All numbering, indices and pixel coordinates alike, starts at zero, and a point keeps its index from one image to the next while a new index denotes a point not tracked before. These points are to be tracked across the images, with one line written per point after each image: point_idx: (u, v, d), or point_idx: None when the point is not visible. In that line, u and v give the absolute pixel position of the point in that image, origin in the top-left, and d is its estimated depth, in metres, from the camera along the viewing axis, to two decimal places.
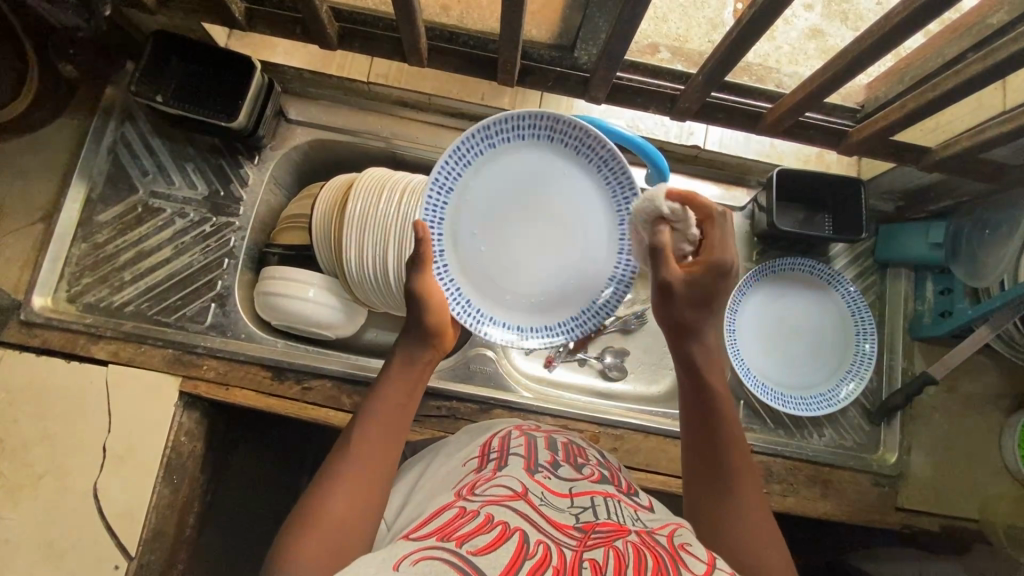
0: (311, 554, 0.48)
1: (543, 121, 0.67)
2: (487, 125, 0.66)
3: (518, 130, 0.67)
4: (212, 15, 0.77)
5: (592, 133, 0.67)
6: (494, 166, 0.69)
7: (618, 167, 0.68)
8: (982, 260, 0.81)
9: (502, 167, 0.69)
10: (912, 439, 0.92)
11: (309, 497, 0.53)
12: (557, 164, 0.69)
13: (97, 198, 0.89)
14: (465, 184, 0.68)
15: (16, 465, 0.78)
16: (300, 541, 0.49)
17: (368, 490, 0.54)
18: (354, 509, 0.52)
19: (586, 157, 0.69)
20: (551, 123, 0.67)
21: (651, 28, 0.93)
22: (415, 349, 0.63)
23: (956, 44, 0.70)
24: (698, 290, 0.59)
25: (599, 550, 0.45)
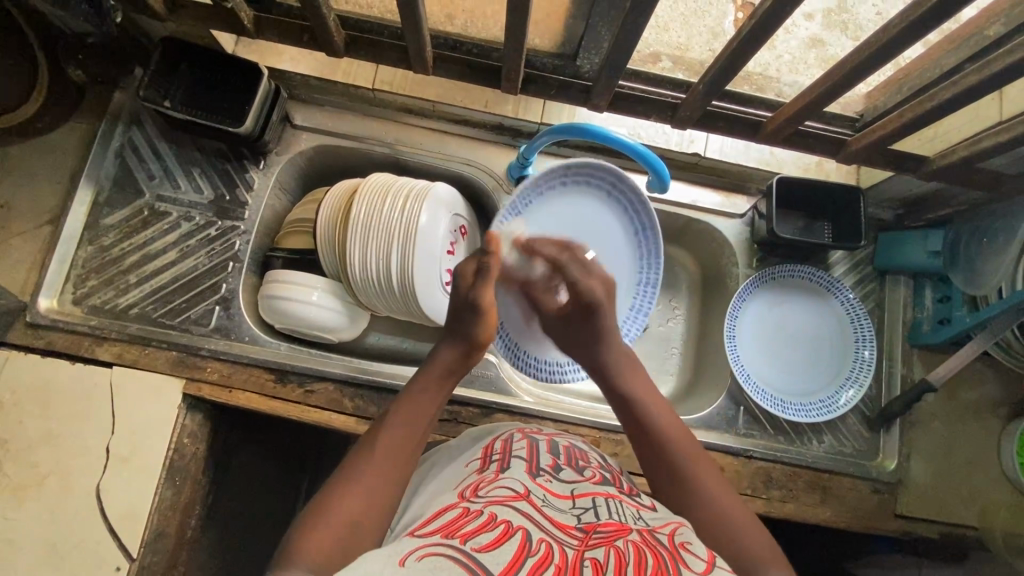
0: (329, 543, 0.49)
1: (593, 174, 0.86)
2: (566, 168, 0.84)
3: (574, 176, 0.85)
4: (221, 23, 0.78)
5: (627, 186, 0.86)
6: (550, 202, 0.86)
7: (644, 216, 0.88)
8: (980, 268, 0.82)
9: (556, 208, 0.87)
10: (911, 446, 0.92)
11: (330, 486, 0.54)
12: (595, 207, 0.89)
13: (104, 201, 0.90)
14: (530, 214, 0.85)
15: (20, 465, 0.79)
16: (320, 527, 0.50)
17: (389, 487, 0.55)
18: (374, 502, 0.53)
19: (618, 204, 0.89)
20: (598, 178, 0.86)
21: (653, 37, 0.95)
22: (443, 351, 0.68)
23: (953, 56, 0.72)
24: (573, 317, 0.76)
25: (600, 549, 0.46)
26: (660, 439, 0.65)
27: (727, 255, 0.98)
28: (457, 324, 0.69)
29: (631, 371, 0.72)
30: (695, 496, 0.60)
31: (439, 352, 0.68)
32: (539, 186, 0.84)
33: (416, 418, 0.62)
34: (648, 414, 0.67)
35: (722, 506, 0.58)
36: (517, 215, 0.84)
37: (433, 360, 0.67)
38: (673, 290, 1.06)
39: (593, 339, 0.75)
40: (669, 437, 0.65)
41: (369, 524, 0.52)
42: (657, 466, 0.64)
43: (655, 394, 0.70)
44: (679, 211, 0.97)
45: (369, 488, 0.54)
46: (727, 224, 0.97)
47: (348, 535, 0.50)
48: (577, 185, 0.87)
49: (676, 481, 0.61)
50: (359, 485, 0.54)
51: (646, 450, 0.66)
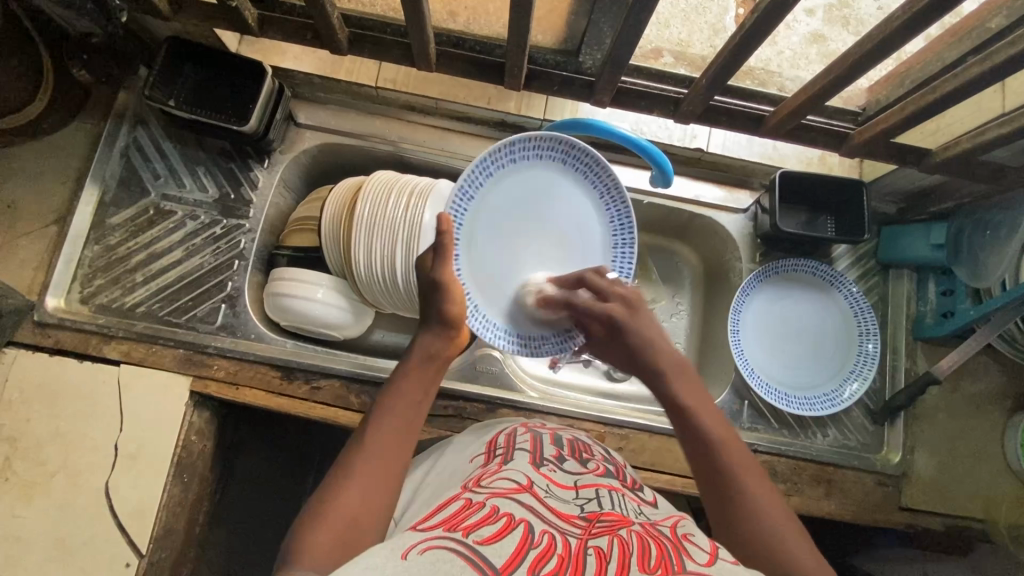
0: (328, 542, 0.49)
1: (558, 146, 0.76)
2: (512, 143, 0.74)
3: (528, 150, 0.76)
4: (225, 22, 0.78)
5: (587, 152, 0.76)
6: (501, 184, 0.76)
7: (603, 171, 0.77)
8: (983, 261, 0.82)
9: (518, 181, 0.77)
10: (915, 439, 0.92)
11: (326, 483, 0.55)
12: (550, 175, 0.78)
13: (110, 200, 0.90)
14: (484, 197, 0.76)
15: (29, 463, 0.79)
16: (317, 528, 0.50)
17: (384, 481, 0.56)
18: (369, 498, 0.53)
19: (569, 164, 0.78)
20: (562, 146, 0.76)
21: (654, 33, 0.95)
22: (438, 338, 0.67)
23: (956, 48, 0.72)
24: (614, 340, 0.70)
25: (604, 539, 0.46)
26: (718, 453, 0.58)
27: (729, 250, 0.98)
28: (427, 305, 0.69)
29: (686, 380, 0.65)
30: (758, 518, 0.53)
31: (423, 342, 0.68)
32: (485, 167, 0.75)
33: (401, 412, 0.61)
34: (697, 422, 0.61)
35: (788, 537, 0.51)
36: (469, 204, 0.75)
37: (417, 350, 0.67)
38: (676, 285, 1.06)
39: (634, 354, 0.68)
40: (722, 454, 0.58)
41: (367, 520, 0.52)
42: (715, 490, 0.56)
43: (715, 412, 0.62)
44: (682, 207, 0.97)
45: (362, 485, 0.54)
46: (730, 218, 0.97)
47: (347, 530, 0.51)
48: (533, 158, 0.76)
49: (738, 507, 0.54)
50: (353, 483, 0.54)
51: (702, 466, 0.58)
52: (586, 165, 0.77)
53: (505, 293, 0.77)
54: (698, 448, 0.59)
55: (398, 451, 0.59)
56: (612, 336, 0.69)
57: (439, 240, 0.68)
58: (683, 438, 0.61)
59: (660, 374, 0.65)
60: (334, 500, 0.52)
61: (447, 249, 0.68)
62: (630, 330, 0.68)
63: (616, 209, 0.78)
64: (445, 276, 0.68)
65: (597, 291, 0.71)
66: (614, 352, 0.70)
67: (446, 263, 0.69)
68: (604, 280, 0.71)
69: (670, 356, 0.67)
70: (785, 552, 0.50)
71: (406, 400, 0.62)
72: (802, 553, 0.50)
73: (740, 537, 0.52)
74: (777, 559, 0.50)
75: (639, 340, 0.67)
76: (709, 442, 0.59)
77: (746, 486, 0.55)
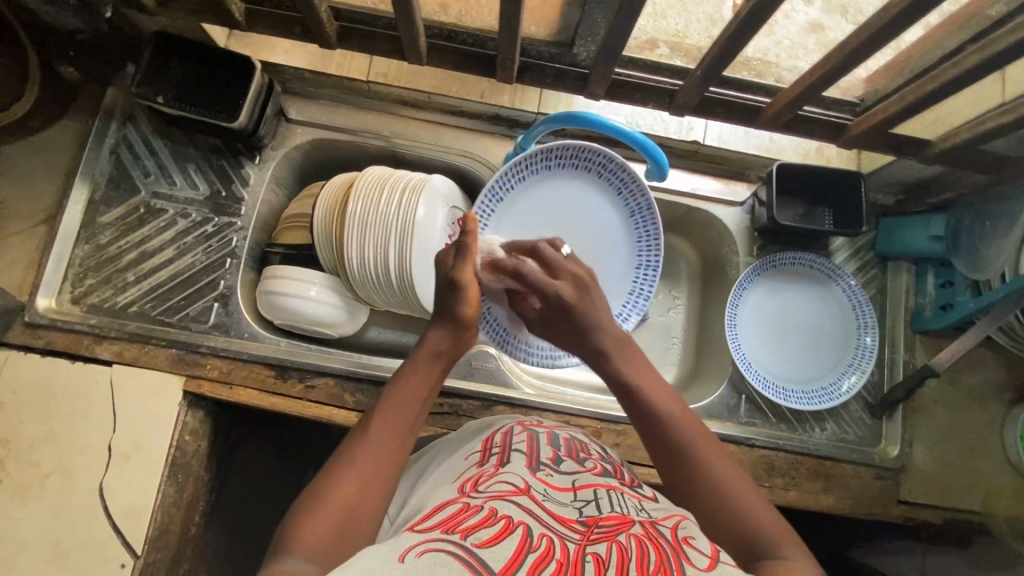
0: (323, 533, 0.49)
1: (589, 155, 0.85)
2: (549, 151, 0.84)
3: (559, 159, 0.85)
4: (212, 16, 0.77)
5: (611, 159, 0.85)
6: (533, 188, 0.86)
7: (628, 181, 0.85)
8: (984, 253, 0.81)
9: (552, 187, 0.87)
10: (914, 432, 0.92)
11: (324, 473, 0.54)
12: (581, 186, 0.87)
13: (100, 199, 0.89)
14: (511, 201, 0.86)
15: (22, 465, 0.79)
16: (312, 519, 0.50)
17: (380, 478, 0.54)
18: (367, 492, 0.53)
19: (600, 177, 0.86)
20: (587, 157, 0.85)
21: (650, 24, 0.93)
22: (444, 334, 0.66)
23: (955, 36, 0.70)
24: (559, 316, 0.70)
25: (603, 545, 0.45)
26: (668, 426, 0.60)
27: (726, 244, 0.98)
28: (440, 303, 0.67)
29: (632, 355, 0.67)
30: (712, 486, 0.55)
31: (430, 337, 0.66)
32: (518, 172, 0.85)
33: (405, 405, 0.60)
34: (648, 401, 0.62)
35: (745, 500, 0.54)
36: (499, 204, 0.86)
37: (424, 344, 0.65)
38: (674, 280, 1.05)
39: (579, 330, 0.68)
40: (677, 428, 0.60)
41: (363, 516, 0.52)
42: (668, 460, 0.59)
43: (663, 385, 0.64)
44: (678, 200, 0.96)
45: (362, 479, 0.53)
46: (727, 211, 0.96)
47: (344, 522, 0.50)
48: (565, 167, 0.86)
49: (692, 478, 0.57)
50: (351, 475, 0.53)
51: (653, 440, 0.61)
52: (620, 180, 0.86)
53: None
54: (645, 422, 0.61)
55: (400, 444, 0.58)
56: (555, 312, 0.69)
57: (464, 241, 0.67)
58: (632, 412, 0.63)
59: (604, 353, 0.67)
60: (332, 491, 0.52)
61: (471, 249, 0.67)
62: (579, 310, 0.68)
63: (638, 216, 0.87)
64: (465, 276, 0.66)
65: (540, 267, 0.71)
66: (555, 311, 0.70)
67: (468, 262, 0.67)
68: (554, 254, 0.72)
69: (610, 335, 0.68)
70: (743, 514, 0.53)
71: (404, 400, 0.60)
72: (760, 514, 0.53)
73: (698, 505, 0.55)
74: (732, 522, 0.53)
75: (587, 322, 0.68)
76: (658, 417, 0.61)
77: (699, 456, 0.57)
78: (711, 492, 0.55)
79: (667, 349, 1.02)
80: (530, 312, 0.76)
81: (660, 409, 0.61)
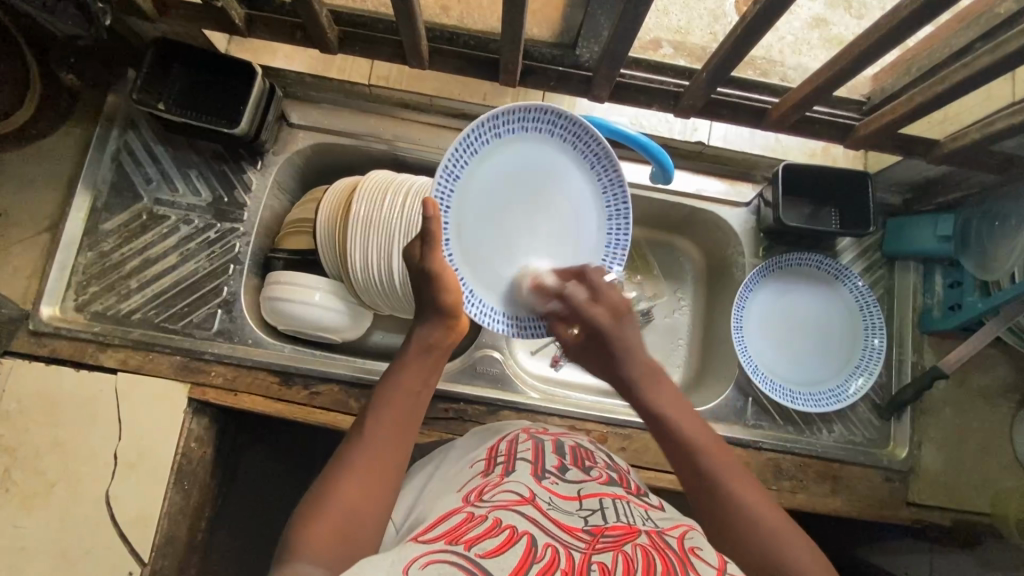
0: (327, 538, 0.49)
1: (551, 118, 0.68)
2: (505, 114, 0.65)
3: (519, 121, 0.67)
4: (213, 23, 0.77)
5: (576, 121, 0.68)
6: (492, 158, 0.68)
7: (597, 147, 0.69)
8: (992, 254, 0.82)
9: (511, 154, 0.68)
10: (923, 434, 0.91)
11: (325, 480, 0.54)
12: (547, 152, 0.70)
13: (102, 206, 0.89)
14: (470, 176, 0.67)
15: (28, 474, 0.79)
16: (315, 524, 0.50)
17: (382, 479, 0.55)
18: (370, 496, 0.53)
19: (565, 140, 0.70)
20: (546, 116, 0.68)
21: (653, 22, 0.92)
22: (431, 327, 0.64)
23: (964, 35, 0.69)
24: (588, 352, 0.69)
25: (608, 554, 0.45)
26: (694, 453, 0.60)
27: (732, 245, 0.97)
28: (420, 295, 0.64)
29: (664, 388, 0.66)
30: (740, 523, 0.54)
31: (419, 331, 0.64)
32: (477, 138, 0.66)
33: (402, 405, 0.60)
34: (674, 429, 0.62)
35: (779, 531, 0.53)
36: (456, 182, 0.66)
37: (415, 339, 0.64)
38: (678, 281, 1.05)
39: (601, 345, 0.68)
40: (705, 457, 0.60)
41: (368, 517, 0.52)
42: (707, 503, 0.57)
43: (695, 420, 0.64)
44: (684, 201, 0.95)
45: (364, 484, 0.53)
46: (733, 212, 0.95)
47: (348, 524, 0.50)
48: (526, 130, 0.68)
49: (725, 516, 0.56)
50: (353, 479, 0.53)
51: (693, 482, 0.59)
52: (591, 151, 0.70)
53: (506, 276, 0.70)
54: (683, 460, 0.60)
55: (399, 445, 0.58)
56: (592, 339, 0.68)
57: (426, 229, 0.61)
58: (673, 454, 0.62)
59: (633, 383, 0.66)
60: (333, 498, 0.52)
61: (436, 236, 0.61)
62: (612, 339, 0.67)
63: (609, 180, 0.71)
64: (438, 266, 0.62)
65: (587, 291, 0.68)
66: (582, 340, 0.69)
67: (437, 250, 0.62)
68: (602, 279, 0.68)
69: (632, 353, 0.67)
70: (781, 557, 0.51)
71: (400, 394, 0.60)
72: (792, 551, 0.52)
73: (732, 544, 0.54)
74: (761, 551, 0.52)
75: (626, 353, 0.67)
76: (691, 448, 0.61)
77: (730, 494, 0.57)
78: (745, 527, 0.54)
79: (672, 351, 1.01)
80: (568, 341, 0.70)
81: (690, 441, 0.61)
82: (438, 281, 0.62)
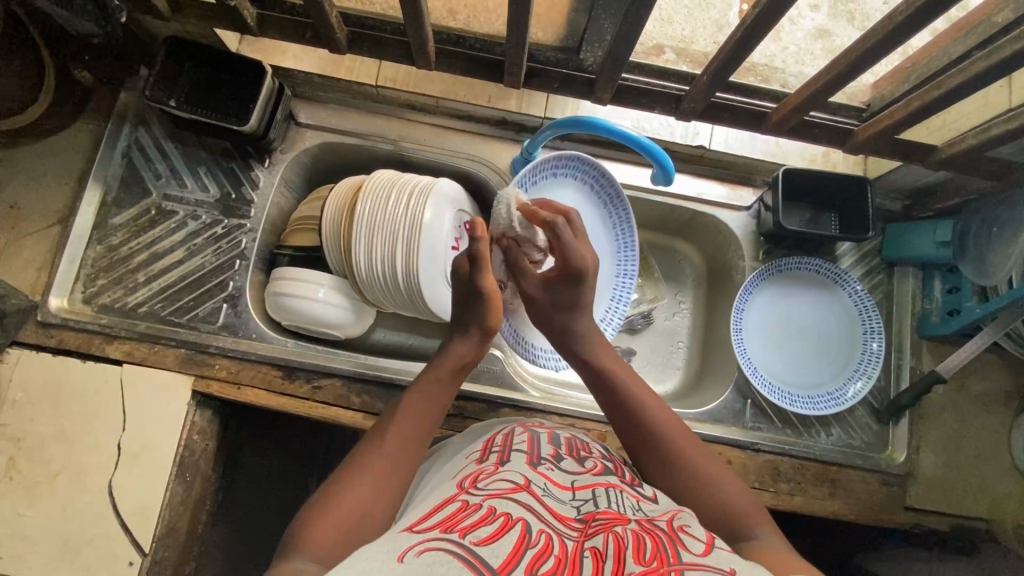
0: (337, 532, 0.49)
1: (571, 163, 0.89)
2: (547, 163, 0.86)
3: (551, 171, 0.88)
4: (226, 22, 0.78)
5: (586, 161, 0.89)
6: (536, 199, 0.87)
7: (612, 188, 0.91)
8: (990, 259, 0.81)
9: (544, 195, 0.88)
10: (921, 438, 0.91)
11: (336, 477, 0.55)
12: (570, 191, 0.90)
13: (112, 201, 0.91)
14: None
15: (33, 463, 0.80)
16: (327, 516, 0.50)
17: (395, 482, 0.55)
18: (381, 495, 0.54)
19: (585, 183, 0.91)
20: (573, 163, 0.89)
21: (656, 29, 0.94)
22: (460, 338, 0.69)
23: (961, 42, 0.71)
24: (557, 288, 0.72)
25: (599, 538, 0.46)
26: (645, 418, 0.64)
27: (731, 248, 0.98)
28: (467, 312, 0.68)
29: (608, 351, 0.71)
30: (679, 467, 0.60)
31: (453, 347, 0.68)
32: (529, 179, 0.85)
33: (422, 419, 0.62)
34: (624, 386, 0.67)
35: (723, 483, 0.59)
36: None
37: (445, 355, 0.68)
38: (678, 284, 1.06)
39: (563, 306, 0.72)
40: (652, 413, 0.65)
41: (376, 515, 0.52)
42: (653, 462, 0.62)
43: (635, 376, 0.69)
44: (684, 204, 0.97)
45: (377, 483, 0.54)
46: (733, 216, 0.96)
47: (357, 522, 0.51)
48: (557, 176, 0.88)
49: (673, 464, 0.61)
50: (367, 478, 0.54)
51: (630, 434, 0.65)
52: (608, 195, 0.92)
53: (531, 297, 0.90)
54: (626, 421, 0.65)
55: (414, 451, 0.59)
56: (567, 288, 0.71)
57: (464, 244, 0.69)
58: (617, 410, 0.66)
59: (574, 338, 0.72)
60: (346, 494, 0.52)
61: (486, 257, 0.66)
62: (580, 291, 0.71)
63: (615, 216, 0.93)
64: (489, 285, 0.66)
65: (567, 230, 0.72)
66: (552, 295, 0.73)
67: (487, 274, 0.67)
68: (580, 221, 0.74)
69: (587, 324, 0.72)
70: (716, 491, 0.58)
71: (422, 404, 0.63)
72: (722, 477, 0.59)
73: (675, 487, 0.60)
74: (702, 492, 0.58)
75: (569, 314, 0.72)
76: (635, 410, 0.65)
77: (657, 428, 0.63)
78: (687, 475, 0.60)
79: (671, 354, 1.02)
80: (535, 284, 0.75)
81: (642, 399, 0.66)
82: (488, 300, 0.67)
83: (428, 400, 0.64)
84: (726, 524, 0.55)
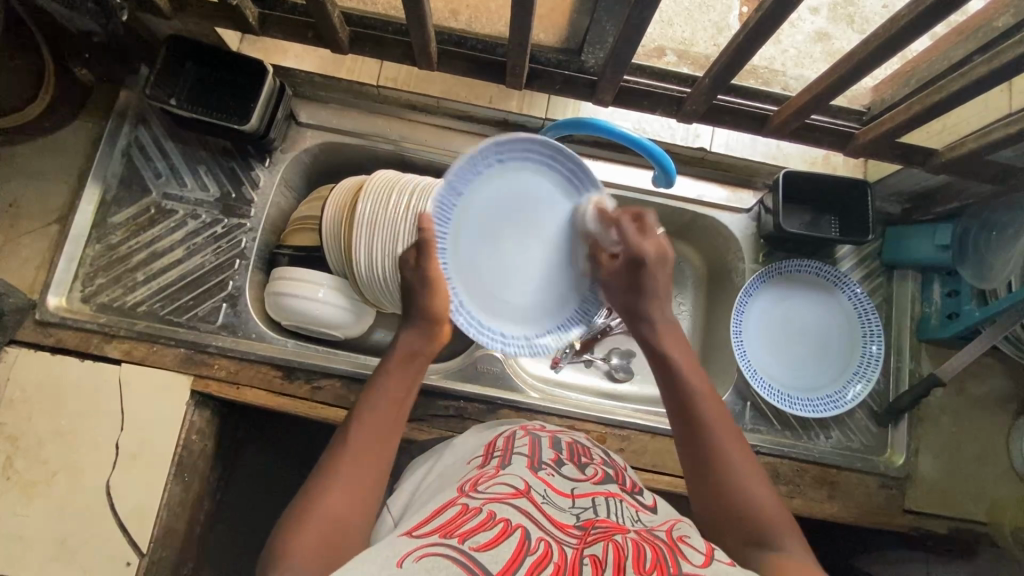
0: (313, 547, 0.49)
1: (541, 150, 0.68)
2: (497, 143, 0.64)
3: (506, 154, 0.66)
4: (227, 21, 0.78)
5: (552, 145, 0.68)
6: (490, 183, 0.66)
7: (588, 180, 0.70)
8: (990, 263, 0.82)
9: (505, 185, 0.67)
10: (920, 441, 0.92)
11: (310, 486, 0.54)
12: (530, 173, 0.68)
13: (111, 199, 0.90)
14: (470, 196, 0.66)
15: (30, 462, 0.79)
16: (300, 531, 0.50)
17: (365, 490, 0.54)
18: (354, 507, 0.53)
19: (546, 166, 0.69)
20: (543, 150, 0.68)
21: (657, 31, 0.94)
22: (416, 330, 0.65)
23: (962, 47, 0.71)
24: (621, 276, 0.70)
25: (599, 546, 0.46)
26: (691, 404, 0.62)
27: (732, 251, 0.98)
28: (409, 303, 0.65)
29: (679, 344, 0.68)
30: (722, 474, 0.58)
31: (404, 338, 0.65)
32: (475, 164, 0.64)
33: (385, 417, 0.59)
34: (683, 375, 0.65)
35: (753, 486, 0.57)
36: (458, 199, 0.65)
37: (398, 346, 0.64)
38: (678, 285, 1.06)
39: (633, 290, 0.69)
40: (700, 401, 0.62)
41: (349, 527, 0.51)
42: (686, 435, 0.61)
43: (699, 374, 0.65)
44: (685, 207, 0.97)
45: (349, 490, 0.53)
46: (733, 218, 0.97)
47: (331, 537, 0.50)
48: (520, 161, 0.67)
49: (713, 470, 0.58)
50: (338, 487, 0.53)
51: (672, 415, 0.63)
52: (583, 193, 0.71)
53: (498, 298, 0.69)
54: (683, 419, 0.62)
55: (382, 449, 0.58)
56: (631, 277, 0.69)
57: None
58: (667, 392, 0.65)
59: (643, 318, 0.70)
60: (320, 506, 0.52)
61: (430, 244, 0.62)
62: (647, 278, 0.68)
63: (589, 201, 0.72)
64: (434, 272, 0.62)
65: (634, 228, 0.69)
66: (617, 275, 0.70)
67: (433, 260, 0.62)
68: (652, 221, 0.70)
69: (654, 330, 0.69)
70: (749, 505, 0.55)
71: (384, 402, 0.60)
72: (759, 495, 0.56)
73: (704, 487, 0.58)
74: (735, 495, 0.56)
75: (654, 286, 0.69)
76: (685, 393, 0.63)
77: (705, 414, 0.61)
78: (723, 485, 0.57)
79: None
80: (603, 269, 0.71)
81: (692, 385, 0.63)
82: (434, 289, 0.63)
83: (387, 393, 0.61)
84: (753, 534, 0.53)
